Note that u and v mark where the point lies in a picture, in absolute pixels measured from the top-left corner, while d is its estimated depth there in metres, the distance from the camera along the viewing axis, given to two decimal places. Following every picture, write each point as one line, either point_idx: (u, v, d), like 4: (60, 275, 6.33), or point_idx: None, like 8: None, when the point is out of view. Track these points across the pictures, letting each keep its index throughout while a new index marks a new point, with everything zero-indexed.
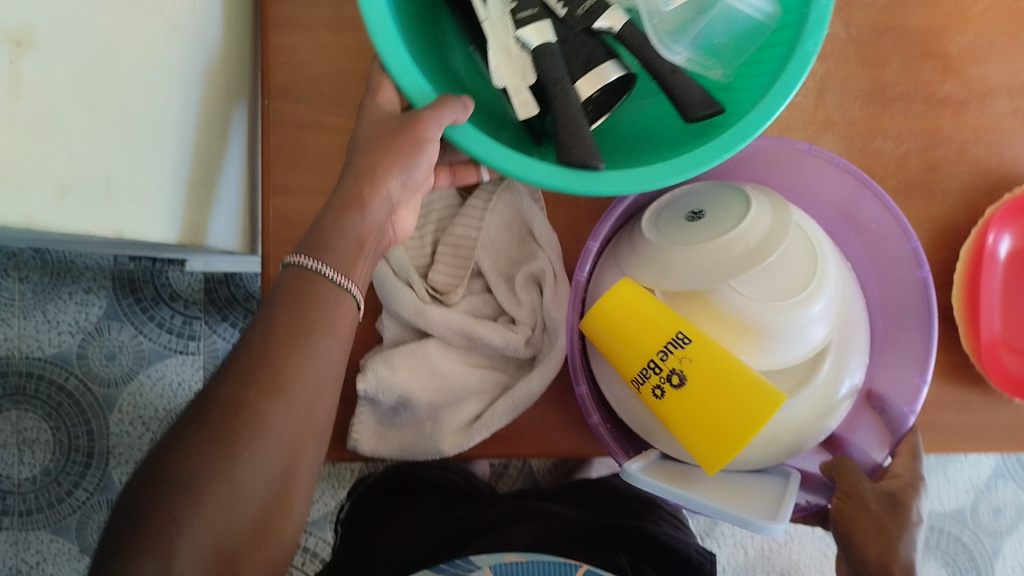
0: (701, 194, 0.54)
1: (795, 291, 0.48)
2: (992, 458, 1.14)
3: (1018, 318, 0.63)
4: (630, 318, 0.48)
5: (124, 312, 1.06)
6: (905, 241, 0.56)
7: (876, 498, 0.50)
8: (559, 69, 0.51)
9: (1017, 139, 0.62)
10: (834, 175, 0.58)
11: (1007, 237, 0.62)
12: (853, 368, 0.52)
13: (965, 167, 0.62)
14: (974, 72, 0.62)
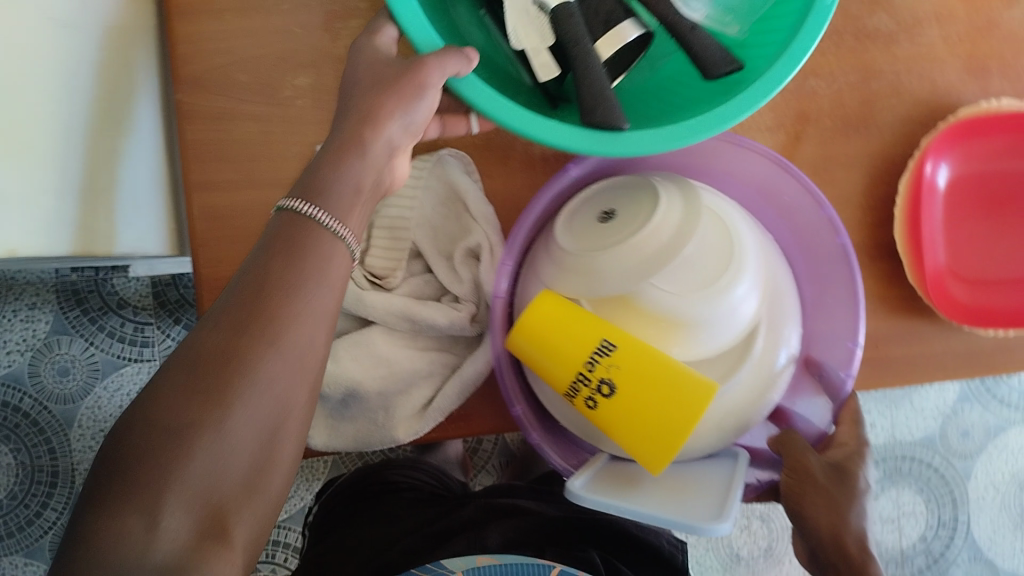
0: (610, 190, 0.54)
1: (718, 276, 0.49)
2: (956, 383, 1.15)
3: (964, 245, 0.63)
4: (554, 333, 0.48)
5: (72, 325, 1.03)
6: (819, 209, 0.56)
7: (822, 469, 0.50)
8: (579, 30, 0.51)
9: (949, 67, 0.62)
10: (742, 155, 0.58)
11: (944, 167, 0.62)
12: (788, 337, 0.53)
13: (899, 100, 0.61)
14: (902, 2, 0.61)
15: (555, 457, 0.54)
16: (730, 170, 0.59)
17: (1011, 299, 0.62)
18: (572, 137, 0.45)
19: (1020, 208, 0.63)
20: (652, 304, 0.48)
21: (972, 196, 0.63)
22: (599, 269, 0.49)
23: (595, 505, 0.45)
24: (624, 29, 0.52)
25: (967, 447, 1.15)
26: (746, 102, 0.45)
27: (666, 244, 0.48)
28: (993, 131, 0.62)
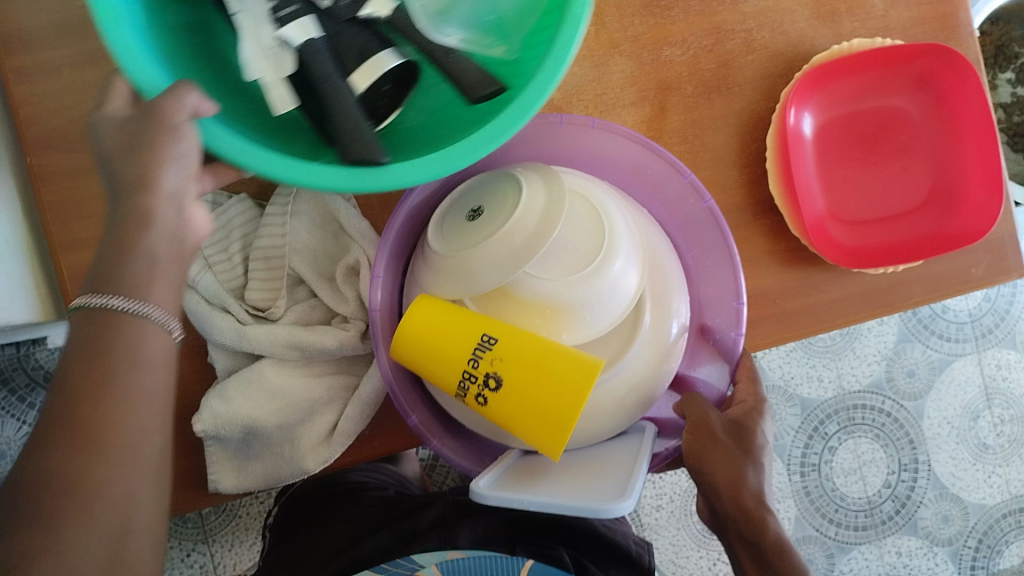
0: (475, 189, 0.54)
1: (590, 258, 0.49)
2: (894, 325, 1.17)
3: (843, 188, 0.64)
4: (436, 334, 0.47)
5: (0, 407, 1.00)
6: (680, 175, 0.57)
7: (722, 426, 0.50)
8: (328, 67, 0.47)
9: (798, 15, 0.62)
10: (594, 136, 0.58)
11: (808, 116, 0.63)
12: (678, 308, 0.54)
13: (755, 56, 0.62)
14: None
15: (464, 461, 0.55)
16: (597, 152, 0.59)
17: (899, 232, 0.63)
18: (329, 175, 0.39)
19: (890, 142, 0.65)
20: (529, 292, 0.49)
21: (840, 138, 0.65)
22: (472, 266, 0.48)
23: (497, 502, 0.45)
24: (383, 56, 0.48)
25: (915, 386, 1.17)
26: (511, 119, 0.41)
27: (533, 230, 0.47)
28: (849, 73, 0.63)
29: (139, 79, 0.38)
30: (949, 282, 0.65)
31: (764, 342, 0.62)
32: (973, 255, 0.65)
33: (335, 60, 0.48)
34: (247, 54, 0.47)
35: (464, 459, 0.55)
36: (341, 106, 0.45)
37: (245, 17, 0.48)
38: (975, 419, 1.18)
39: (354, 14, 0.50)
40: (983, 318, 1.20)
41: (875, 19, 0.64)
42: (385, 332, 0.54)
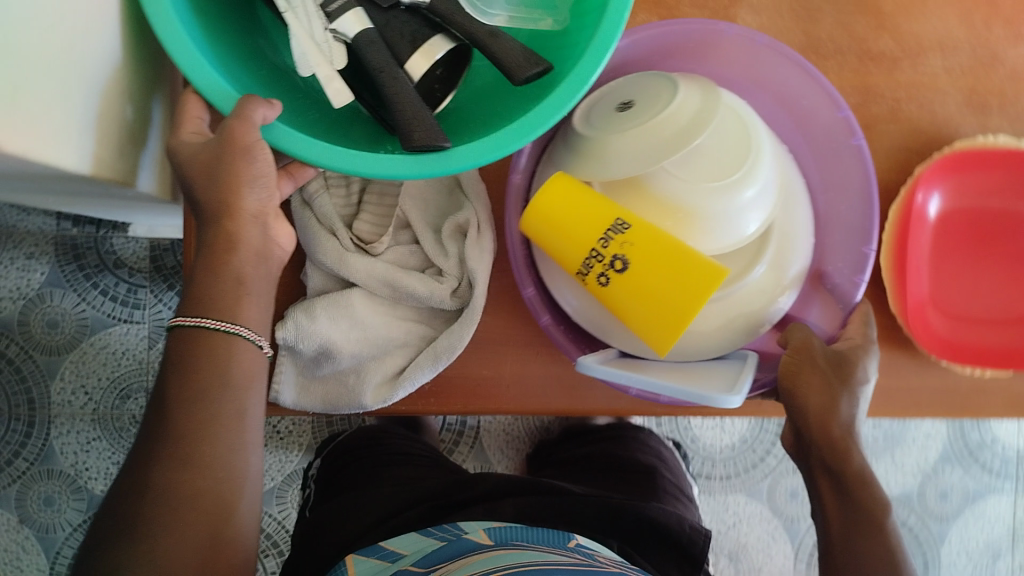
0: (627, 85, 0.57)
1: (728, 173, 0.52)
2: (938, 443, 1.14)
3: (949, 279, 0.64)
4: (570, 213, 0.51)
5: (66, 279, 1.05)
6: (836, 109, 0.57)
7: (824, 356, 0.54)
8: (384, 57, 0.49)
9: (950, 97, 0.64)
10: (759, 51, 0.59)
11: (936, 197, 0.63)
12: (800, 247, 0.58)
13: (897, 126, 0.63)
14: (907, 29, 0.63)
15: (569, 343, 0.57)
16: (751, 78, 0.61)
17: (996, 338, 0.63)
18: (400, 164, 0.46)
19: (1009, 248, 0.64)
20: (661, 189, 0.52)
21: (960, 231, 0.64)
22: (617, 151, 0.52)
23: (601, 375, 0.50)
24: (433, 43, 0.51)
25: (945, 509, 1.14)
26: (564, 97, 0.47)
27: (685, 126, 0.50)
28: (984, 168, 0.63)
29: (205, 86, 0.47)
30: None
31: None
32: None
33: (389, 49, 0.50)
34: (301, 51, 0.49)
35: (571, 344, 0.58)
36: (398, 93, 0.48)
37: (294, 18, 0.50)
38: (994, 559, 1.15)
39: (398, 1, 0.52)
40: None
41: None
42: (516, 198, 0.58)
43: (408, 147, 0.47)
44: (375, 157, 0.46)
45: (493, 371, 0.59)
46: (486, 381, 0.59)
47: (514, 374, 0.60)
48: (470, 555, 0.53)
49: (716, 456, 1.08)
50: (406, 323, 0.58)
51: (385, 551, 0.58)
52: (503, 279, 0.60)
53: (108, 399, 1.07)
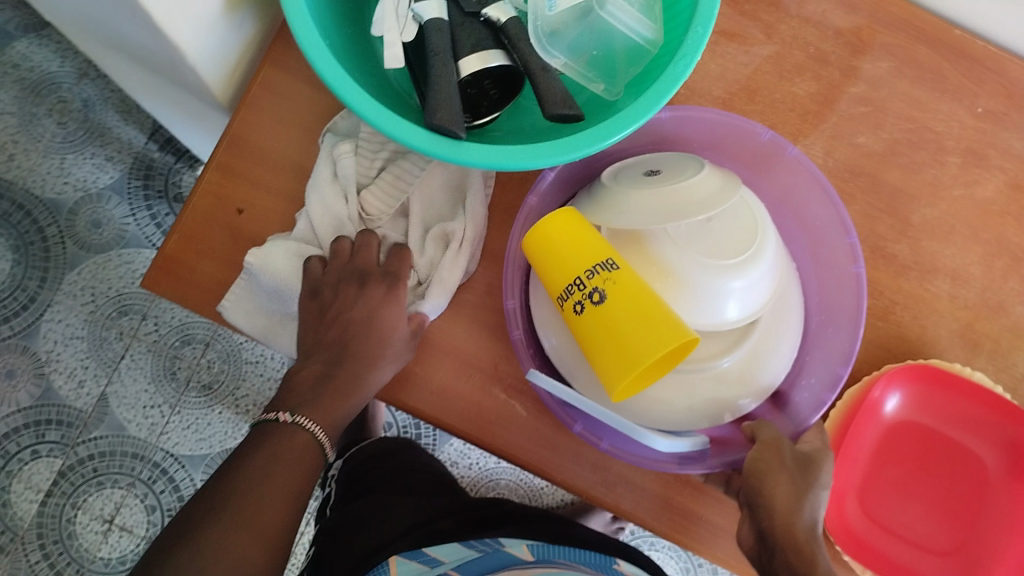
0: (657, 158, 0.61)
1: (727, 256, 0.56)
2: None
3: (885, 481, 0.64)
4: (568, 241, 0.55)
5: (128, 190, 1.14)
6: (845, 236, 0.61)
7: (792, 458, 0.55)
8: (444, 46, 0.53)
9: (944, 322, 0.65)
10: (789, 162, 0.63)
11: (896, 397, 0.63)
12: (783, 349, 0.60)
13: (885, 325, 0.65)
14: (925, 245, 0.66)
15: (526, 357, 0.60)
16: (777, 190, 0.66)
17: (906, 556, 0.62)
18: (416, 135, 0.49)
19: (955, 482, 0.63)
20: (659, 250, 0.56)
21: (913, 444, 0.64)
22: (623, 206, 0.57)
23: (549, 388, 0.55)
24: (491, 53, 0.55)
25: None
26: (585, 142, 0.50)
27: (696, 202, 0.55)
28: (951, 393, 0.63)
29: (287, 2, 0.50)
30: None
31: (721, 555, 0.63)
32: None
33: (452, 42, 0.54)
34: (382, 13, 0.56)
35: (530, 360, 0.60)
36: (441, 79, 0.52)
37: None
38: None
39: (478, 12, 0.56)
40: None
41: (1011, 374, 0.65)
42: (525, 220, 0.61)
43: (428, 122, 0.50)
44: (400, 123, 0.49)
45: (425, 374, 0.62)
46: (416, 379, 0.61)
47: (442, 384, 0.62)
48: (512, 570, 0.64)
49: None
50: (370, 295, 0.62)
51: (426, 557, 0.67)
52: (472, 296, 0.62)
53: (107, 308, 1.13)
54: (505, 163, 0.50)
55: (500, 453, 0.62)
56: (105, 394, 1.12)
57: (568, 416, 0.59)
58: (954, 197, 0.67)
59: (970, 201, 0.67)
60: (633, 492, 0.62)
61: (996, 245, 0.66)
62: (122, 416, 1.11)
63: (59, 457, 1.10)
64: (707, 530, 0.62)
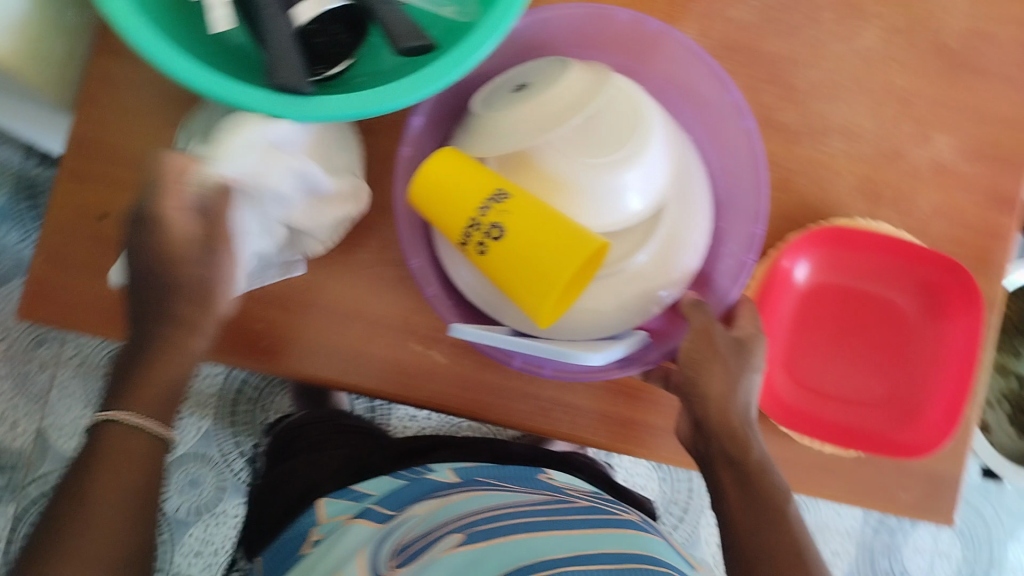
0: (524, 70, 0.58)
1: (610, 152, 0.53)
2: (846, 564, 1.10)
3: (809, 346, 0.64)
4: (450, 180, 0.52)
5: (13, 214, 1.07)
6: (726, 92, 0.58)
7: (725, 342, 0.54)
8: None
9: (843, 180, 0.65)
10: (672, 48, 0.59)
11: (804, 264, 0.64)
12: (696, 227, 0.58)
13: (785, 195, 0.64)
14: (814, 106, 0.64)
15: (448, 312, 0.57)
16: (664, 71, 0.61)
17: (845, 415, 0.63)
18: (257, 99, 0.46)
19: (876, 334, 0.64)
20: (546, 163, 0.53)
21: (831, 305, 0.65)
22: (500, 128, 0.55)
23: (468, 337, 0.52)
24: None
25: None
26: (441, 70, 0.47)
27: (569, 100, 0.54)
28: (858, 249, 0.64)
29: None
30: (876, 497, 0.64)
31: (665, 454, 0.63)
32: (906, 480, 0.63)
33: None
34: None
35: (453, 315, 0.58)
36: (278, 38, 0.48)
37: None
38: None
39: None
40: None
41: (914, 219, 0.65)
42: (405, 173, 0.57)
43: (271, 82, 0.47)
44: (244, 90, 0.46)
45: (336, 342, 0.60)
46: (329, 349, 0.60)
47: (357, 349, 0.60)
48: (433, 497, 0.63)
49: None
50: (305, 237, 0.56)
51: (355, 493, 0.68)
52: (367, 254, 0.60)
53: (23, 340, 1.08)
54: (366, 108, 0.47)
55: (430, 405, 0.62)
56: (37, 426, 1.08)
57: (500, 351, 0.56)
58: (835, 54, 0.65)
59: (851, 52, 0.65)
60: (570, 413, 0.62)
61: (883, 94, 0.65)
62: (64, 447, 1.08)
63: (9, 503, 1.06)
64: (649, 433, 0.63)
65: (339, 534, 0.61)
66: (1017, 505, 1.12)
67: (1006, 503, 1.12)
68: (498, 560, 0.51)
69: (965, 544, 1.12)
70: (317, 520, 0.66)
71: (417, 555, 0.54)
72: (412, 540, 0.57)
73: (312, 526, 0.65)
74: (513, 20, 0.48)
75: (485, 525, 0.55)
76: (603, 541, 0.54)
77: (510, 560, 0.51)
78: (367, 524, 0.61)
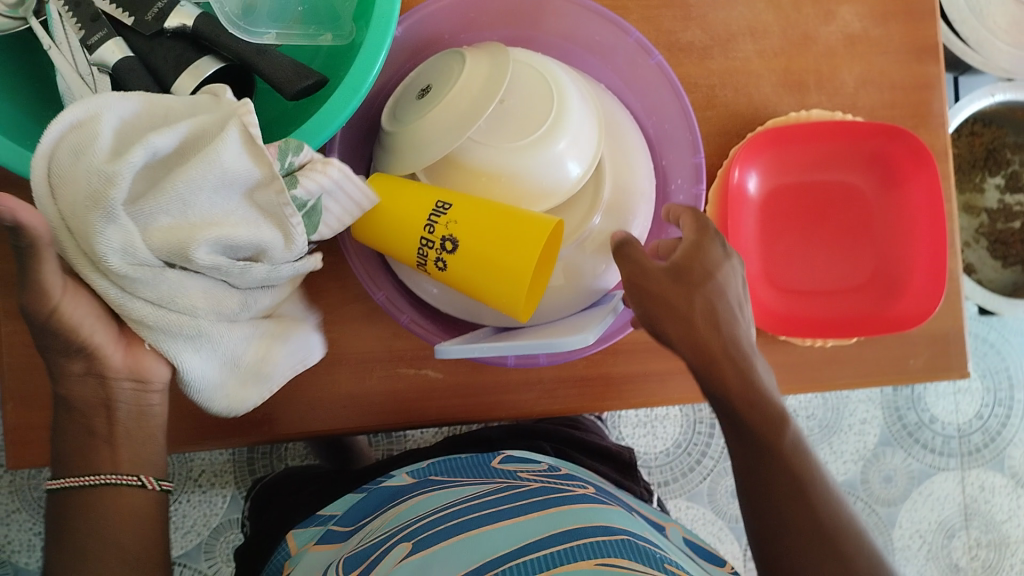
0: (422, 71, 0.56)
1: (535, 130, 0.52)
2: (877, 426, 1.11)
3: (780, 251, 0.65)
4: (387, 206, 0.51)
5: None
6: (626, 35, 0.57)
7: (659, 272, 0.48)
8: (145, 82, 0.46)
9: (764, 80, 0.64)
10: (561, 7, 0.57)
11: (754, 174, 0.63)
12: (640, 172, 0.58)
13: (714, 112, 0.63)
14: (714, 19, 0.63)
15: (427, 333, 0.56)
16: (558, 31, 0.59)
17: (838, 308, 0.63)
18: None
19: (839, 219, 0.65)
20: (476, 160, 0.53)
21: (789, 205, 0.65)
22: (415, 140, 0.52)
23: (457, 355, 0.50)
24: (199, 64, 0.47)
25: (894, 492, 1.10)
26: (338, 106, 0.46)
27: (477, 91, 0.51)
28: (801, 143, 0.64)
29: None
30: (887, 371, 0.65)
31: (679, 396, 0.63)
32: (913, 347, 0.64)
33: (153, 75, 0.47)
34: (64, 82, 0.47)
35: (434, 334, 0.57)
36: None
37: (55, 54, 0.47)
38: (950, 538, 1.12)
39: (161, 28, 0.47)
40: (971, 436, 1.13)
41: (843, 95, 0.65)
42: None
43: None
44: None
45: (328, 392, 0.59)
46: (324, 401, 0.59)
47: (351, 391, 0.59)
48: (395, 504, 0.53)
49: (651, 462, 1.06)
50: (238, 195, 0.39)
51: (321, 517, 0.57)
52: (329, 297, 0.59)
53: None
54: None
55: (439, 423, 0.61)
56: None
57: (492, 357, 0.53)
58: None
59: None
60: (576, 387, 0.62)
61: None
62: None
63: None
64: (657, 381, 0.63)
65: (303, 564, 0.50)
66: (1018, 324, 1.15)
67: (1008, 325, 1.15)
68: (449, 563, 0.42)
69: (981, 374, 1.14)
70: (289, 554, 0.54)
71: (366, 568, 0.44)
72: (370, 545, 0.47)
73: (285, 560, 0.54)
74: (394, 27, 0.47)
75: (434, 528, 0.46)
76: (568, 518, 0.45)
77: (465, 561, 0.42)
78: (329, 547, 0.51)
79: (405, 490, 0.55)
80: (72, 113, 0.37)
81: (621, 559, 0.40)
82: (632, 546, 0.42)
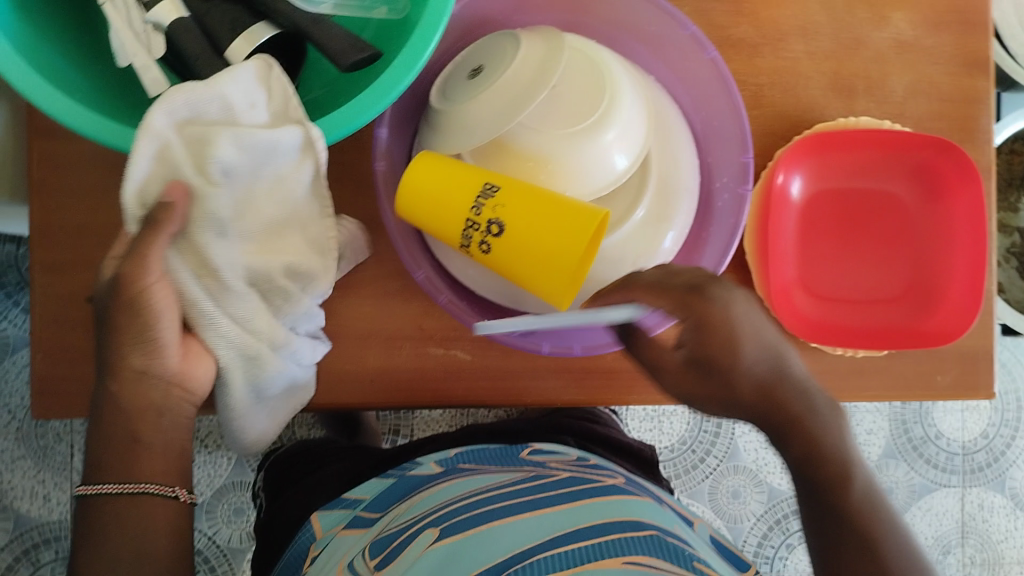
0: (474, 49, 0.56)
1: (585, 118, 0.52)
2: (882, 438, 1.11)
3: (817, 258, 0.65)
4: (433, 186, 0.51)
5: None
6: (681, 27, 0.56)
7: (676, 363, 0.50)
8: (201, 45, 0.46)
9: (813, 82, 0.63)
10: None
11: (796, 179, 0.63)
12: (685, 168, 0.57)
13: (761, 112, 0.63)
14: (767, 16, 0.62)
15: (464, 315, 0.56)
16: (612, 19, 0.59)
17: (867, 319, 0.63)
18: None
19: (879, 229, 0.64)
20: (524, 143, 0.52)
21: (829, 213, 0.65)
22: (464, 121, 0.52)
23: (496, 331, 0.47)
24: (255, 30, 0.47)
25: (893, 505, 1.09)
26: (393, 80, 0.44)
27: (532, 74, 0.51)
28: (845, 150, 0.63)
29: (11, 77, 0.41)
30: (912, 386, 0.64)
31: None
32: (940, 364, 0.64)
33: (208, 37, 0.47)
34: (118, 39, 0.47)
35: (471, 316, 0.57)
36: None
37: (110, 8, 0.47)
38: (945, 553, 1.12)
39: None
40: (976, 454, 1.13)
41: (891, 103, 0.64)
42: (388, 189, 0.56)
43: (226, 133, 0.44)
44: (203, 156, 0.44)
45: (356, 365, 0.59)
46: (351, 375, 0.59)
47: (379, 366, 0.59)
48: (420, 491, 0.53)
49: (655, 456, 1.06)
50: (295, 223, 0.47)
51: (347, 501, 0.57)
52: (364, 271, 0.59)
53: None
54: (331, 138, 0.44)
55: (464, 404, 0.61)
56: None
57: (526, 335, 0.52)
58: None
59: None
60: (602, 377, 0.62)
61: None
62: None
63: None
64: None
65: (330, 548, 0.49)
66: None
67: None
68: (476, 554, 0.42)
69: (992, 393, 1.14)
70: (315, 537, 0.54)
71: (388, 555, 0.44)
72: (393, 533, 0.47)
73: (310, 543, 0.53)
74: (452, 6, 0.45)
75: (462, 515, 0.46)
76: (597, 512, 0.45)
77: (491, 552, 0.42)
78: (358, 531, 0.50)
79: (431, 478, 0.55)
80: (143, 146, 0.40)
81: (647, 557, 0.40)
82: (660, 543, 0.42)
